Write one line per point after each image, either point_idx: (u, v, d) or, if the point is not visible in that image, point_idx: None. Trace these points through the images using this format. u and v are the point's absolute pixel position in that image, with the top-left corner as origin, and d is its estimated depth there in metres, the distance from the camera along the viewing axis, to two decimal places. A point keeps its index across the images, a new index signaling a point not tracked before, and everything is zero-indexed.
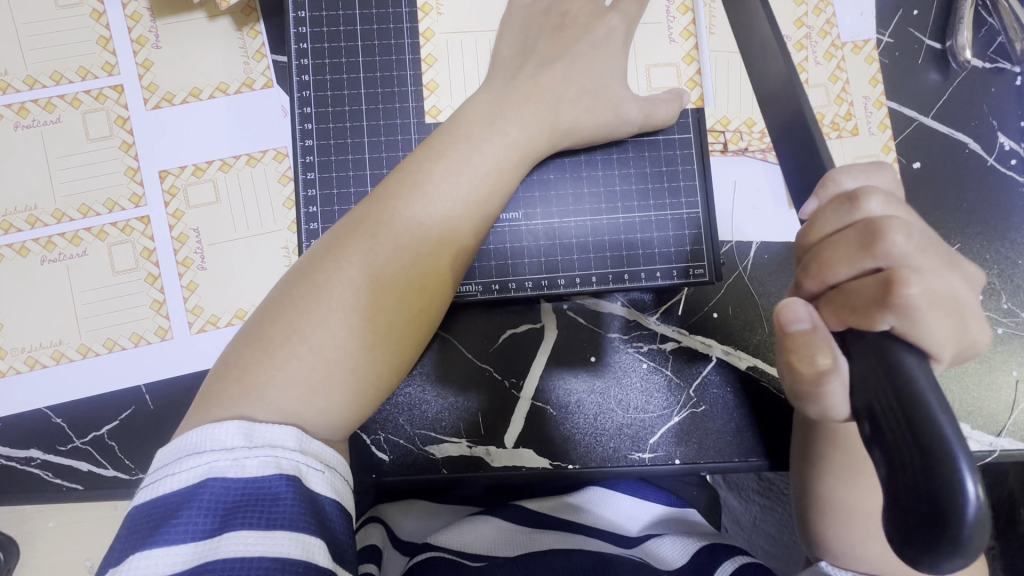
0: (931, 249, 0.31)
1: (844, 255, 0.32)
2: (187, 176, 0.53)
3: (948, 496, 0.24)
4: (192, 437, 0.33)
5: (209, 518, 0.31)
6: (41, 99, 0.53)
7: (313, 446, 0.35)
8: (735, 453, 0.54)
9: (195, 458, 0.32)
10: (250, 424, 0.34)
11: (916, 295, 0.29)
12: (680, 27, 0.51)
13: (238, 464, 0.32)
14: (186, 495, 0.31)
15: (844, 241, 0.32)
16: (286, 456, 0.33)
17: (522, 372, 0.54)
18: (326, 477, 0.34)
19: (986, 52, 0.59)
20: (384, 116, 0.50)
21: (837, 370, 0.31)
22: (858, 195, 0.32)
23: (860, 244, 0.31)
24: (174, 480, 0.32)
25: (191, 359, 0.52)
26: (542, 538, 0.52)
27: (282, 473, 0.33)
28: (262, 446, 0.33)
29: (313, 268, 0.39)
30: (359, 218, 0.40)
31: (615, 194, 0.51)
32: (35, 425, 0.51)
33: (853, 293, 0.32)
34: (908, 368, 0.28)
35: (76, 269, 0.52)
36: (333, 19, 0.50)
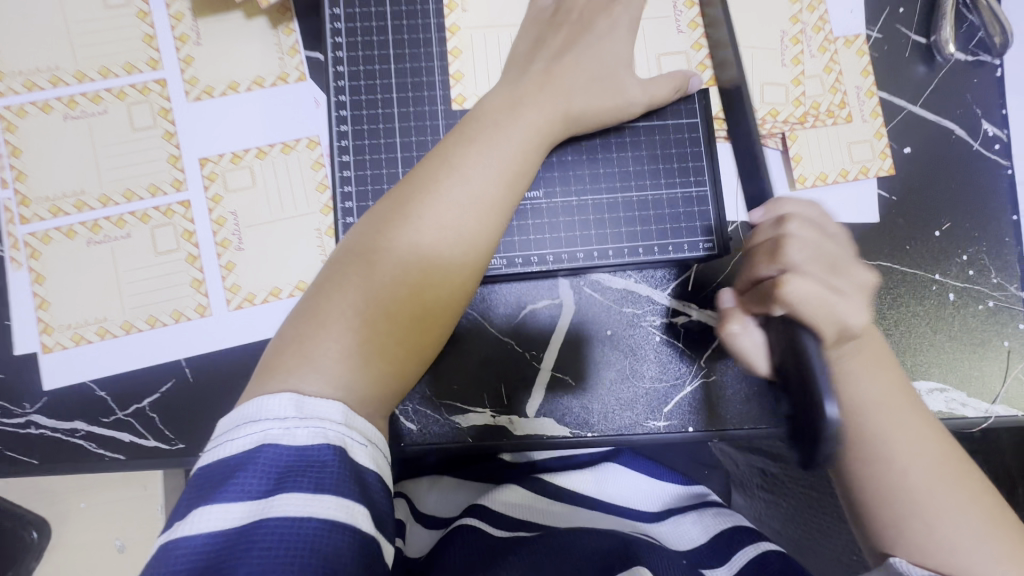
0: (826, 262, 0.43)
1: (762, 257, 0.44)
2: (225, 162, 0.57)
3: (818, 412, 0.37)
4: (248, 407, 0.36)
5: (264, 480, 0.34)
6: (89, 92, 0.56)
7: (357, 422, 0.37)
8: (746, 421, 0.57)
9: (252, 425, 0.35)
10: (300, 398, 0.36)
11: (796, 293, 0.41)
12: (687, 20, 0.57)
13: (290, 433, 0.35)
14: (242, 459, 0.34)
15: (761, 250, 0.45)
16: (332, 428, 0.36)
17: (542, 345, 0.57)
18: (367, 450, 0.37)
19: (968, 46, 0.63)
20: (413, 104, 0.54)
21: (745, 331, 0.48)
22: (781, 220, 0.44)
23: (768, 252, 0.44)
24: (232, 445, 0.35)
25: (228, 335, 0.55)
26: (564, 514, 0.54)
27: (329, 443, 0.35)
28: (312, 417, 0.36)
29: (361, 247, 0.42)
30: (398, 201, 0.43)
31: (629, 174, 0.54)
32: (79, 398, 0.53)
33: (759, 287, 0.45)
34: (800, 337, 0.40)
35: (120, 250, 0.55)
36: (365, 15, 0.54)
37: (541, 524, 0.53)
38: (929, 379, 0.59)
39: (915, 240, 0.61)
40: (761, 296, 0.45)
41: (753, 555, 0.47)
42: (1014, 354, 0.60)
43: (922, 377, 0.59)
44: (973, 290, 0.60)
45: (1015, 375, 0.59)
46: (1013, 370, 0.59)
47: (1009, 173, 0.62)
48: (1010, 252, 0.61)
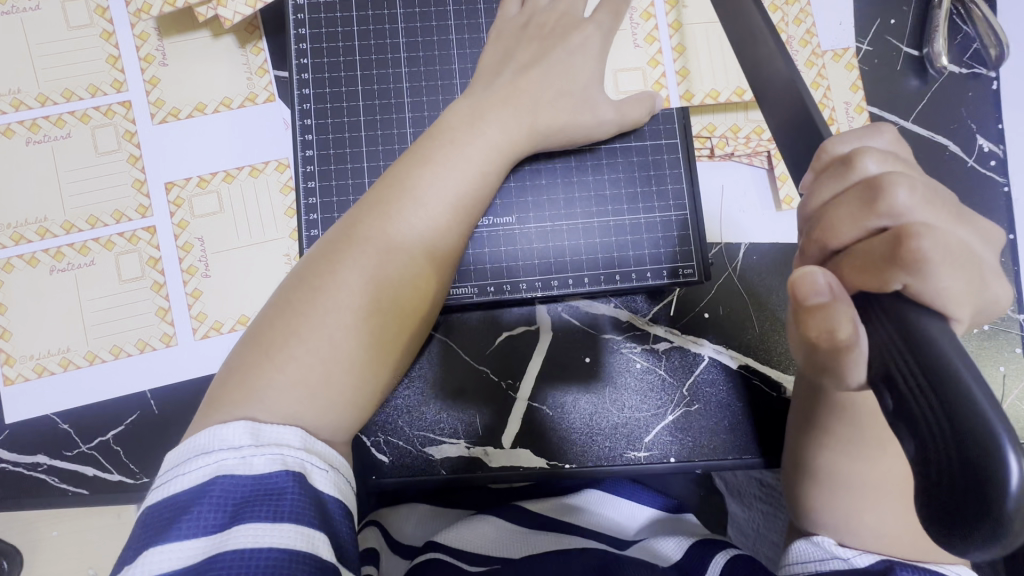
0: (947, 204, 0.30)
1: (846, 216, 0.31)
2: (192, 187, 0.55)
3: (991, 481, 0.22)
4: (200, 438, 0.34)
5: (220, 513, 0.31)
6: (52, 116, 0.55)
7: (316, 445, 0.35)
8: (729, 451, 0.55)
9: (205, 457, 0.33)
10: (256, 425, 0.34)
11: (930, 248, 0.27)
12: (644, 33, 0.55)
13: (246, 462, 0.33)
14: (195, 492, 0.32)
15: (847, 200, 0.31)
16: (291, 454, 0.34)
17: (518, 373, 0.56)
18: (329, 475, 0.35)
19: (962, 58, 0.61)
20: (381, 126, 0.52)
21: (856, 340, 0.29)
22: (853, 156, 0.32)
23: (862, 202, 0.31)
24: (182, 479, 0.32)
25: (195, 364, 0.54)
26: (539, 542, 0.52)
27: (288, 469, 0.33)
28: (269, 444, 0.34)
29: (312, 271, 0.40)
30: (357, 218, 0.42)
31: (605, 198, 0.53)
32: (42, 431, 0.52)
33: (849, 257, 0.31)
34: (925, 331, 0.27)
35: (84, 278, 0.54)
36: (332, 35, 0.53)
37: (515, 553, 0.51)
38: None
39: None
40: (864, 262, 0.30)
41: (724, 564, 0.45)
42: (1011, 379, 0.57)
43: None
44: None
45: (1012, 402, 0.57)
46: (1008, 395, 0.57)
47: (1006, 190, 0.60)
48: (1007, 271, 0.58)
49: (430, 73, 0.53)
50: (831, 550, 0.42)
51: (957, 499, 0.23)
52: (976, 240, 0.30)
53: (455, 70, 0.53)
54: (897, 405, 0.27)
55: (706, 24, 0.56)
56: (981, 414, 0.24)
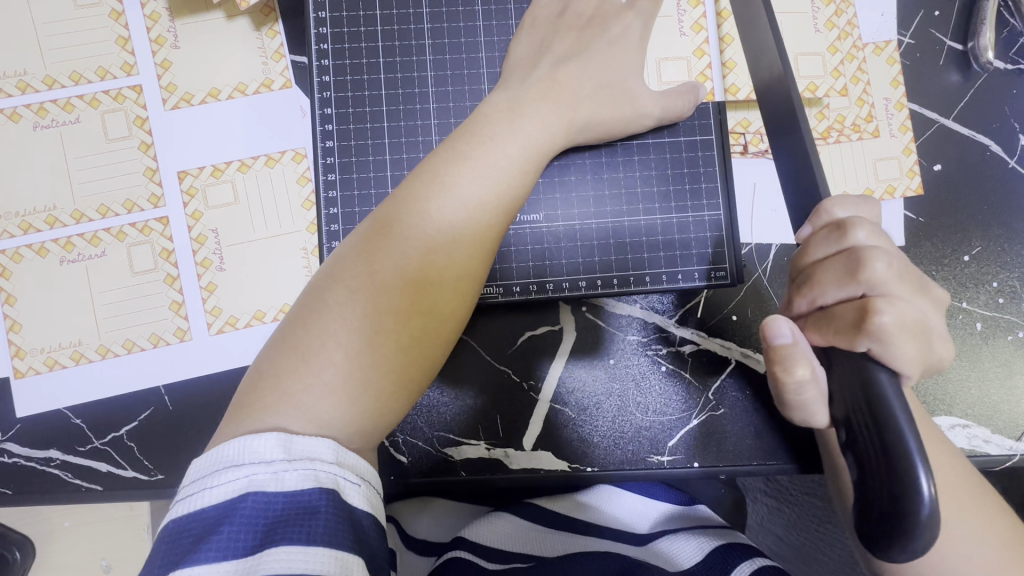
0: (913, 280, 0.35)
1: (832, 279, 0.36)
2: (206, 176, 0.53)
3: (905, 500, 0.28)
4: (229, 448, 0.33)
5: (250, 534, 0.31)
6: (60, 99, 0.53)
7: (349, 458, 0.34)
8: (754, 456, 0.54)
9: (234, 470, 0.32)
10: (288, 436, 0.33)
11: (890, 321, 0.33)
12: (691, 21, 0.53)
13: (278, 479, 0.32)
14: (224, 510, 0.31)
15: (833, 266, 0.36)
16: (324, 469, 0.33)
17: (541, 375, 0.54)
18: (362, 490, 0.34)
19: (1008, 53, 0.58)
20: (404, 117, 0.50)
21: (813, 379, 0.35)
22: (847, 225, 0.35)
23: (847, 270, 0.35)
24: (211, 494, 0.31)
25: (209, 361, 0.52)
26: (559, 540, 0.51)
27: (321, 487, 0.32)
28: (301, 458, 0.32)
29: (344, 270, 0.38)
30: (388, 215, 0.40)
31: (636, 196, 0.51)
32: (54, 425, 0.51)
33: (828, 313, 0.36)
34: (881, 383, 0.32)
35: (95, 269, 0.52)
36: (353, 19, 0.50)
37: (533, 552, 0.50)
38: (952, 414, 0.56)
39: (943, 264, 0.57)
40: (836, 322, 0.35)
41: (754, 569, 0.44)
42: None
43: (944, 412, 0.56)
44: (1001, 320, 0.57)
45: None
46: None
47: None
48: None
49: (456, 62, 0.50)
50: None
51: (886, 515, 0.29)
52: (928, 311, 0.36)
53: (482, 58, 0.51)
54: (849, 442, 0.32)
55: None
56: (908, 450, 0.29)
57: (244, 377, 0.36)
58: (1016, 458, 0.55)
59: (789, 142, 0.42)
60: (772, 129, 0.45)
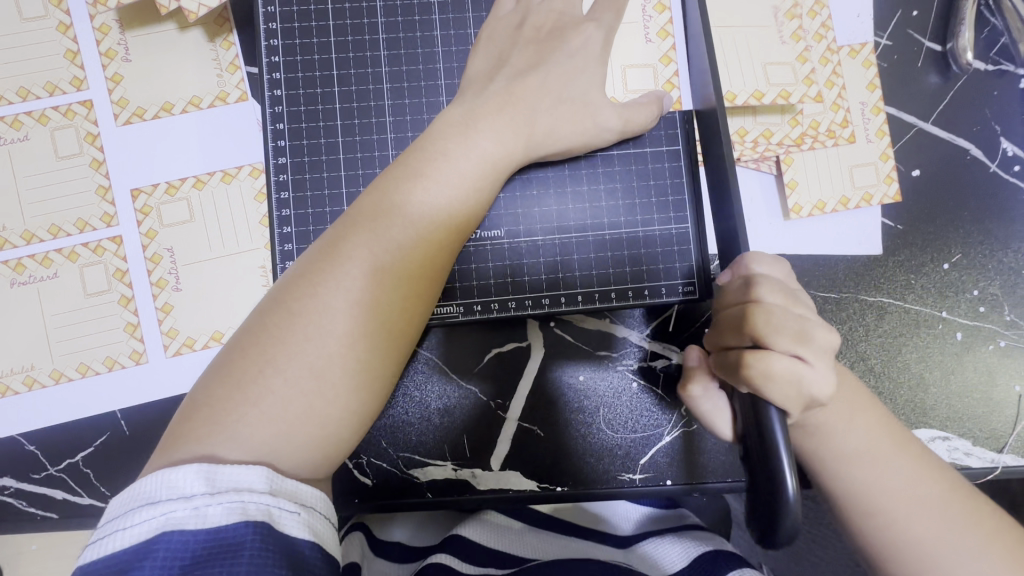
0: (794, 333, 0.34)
1: (729, 328, 0.36)
2: (160, 194, 0.51)
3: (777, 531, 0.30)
4: (147, 485, 0.31)
5: (167, 574, 0.29)
6: (8, 116, 0.51)
7: (284, 485, 0.33)
8: (728, 474, 0.53)
9: (152, 508, 0.31)
10: (211, 468, 0.32)
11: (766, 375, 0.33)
12: (657, 27, 0.51)
13: (199, 514, 0.31)
14: (140, 550, 0.30)
15: (729, 317, 0.36)
16: (253, 500, 0.32)
17: (508, 393, 0.53)
18: (300, 517, 0.33)
19: (988, 54, 0.57)
20: (360, 131, 0.48)
21: (706, 396, 0.41)
22: (754, 282, 0.36)
23: (737, 321, 0.35)
24: (127, 534, 0.30)
25: (167, 384, 0.51)
26: (545, 547, 0.51)
27: (247, 520, 0.31)
28: (226, 491, 0.31)
29: (288, 295, 0.37)
30: (335, 238, 0.38)
31: (601, 210, 0.49)
32: (7, 453, 0.50)
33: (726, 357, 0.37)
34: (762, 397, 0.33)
35: (47, 291, 0.50)
36: (306, 30, 0.49)
37: (516, 558, 0.49)
38: (932, 427, 0.54)
39: (921, 273, 0.55)
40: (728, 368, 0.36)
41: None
42: None
43: (923, 425, 0.54)
44: (983, 328, 0.55)
45: None
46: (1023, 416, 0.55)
47: None
48: None
49: (412, 74, 0.49)
50: None
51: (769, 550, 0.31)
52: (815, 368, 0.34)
53: (441, 70, 0.49)
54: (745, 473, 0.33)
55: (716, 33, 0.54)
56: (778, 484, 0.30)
57: (181, 408, 0.35)
58: (997, 470, 0.54)
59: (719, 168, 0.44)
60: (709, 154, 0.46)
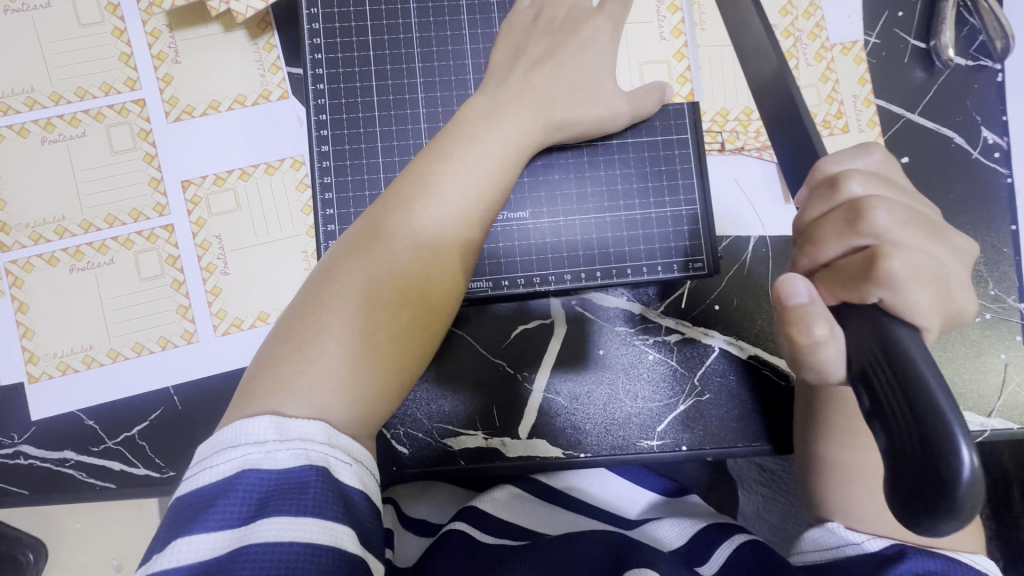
0: (921, 224, 0.35)
1: (833, 232, 0.36)
2: (208, 185, 0.55)
3: (946, 468, 0.28)
4: (227, 433, 0.35)
5: (245, 506, 0.33)
6: (66, 115, 0.55)
7: (340, 440, 0.36)
8: (739, 439, 0.56)
9: (231, 451, 0.35)
10: (280, 419, 0.36)
11: (899, 266, 0.33)
12: (670, 26, 0.56)
13: (270, 457, 0.34)
14: (222, 486, 0.34)
15: (832, 220, 0.36)
16: (315, 448, 0.35)
17: (534, 366, 0.57)
18: (353, 469, 0.36)
19: (968, 50, 0.62)
20: (395, 122, 0.53)
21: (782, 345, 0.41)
22: (839, 179, 0.36)
23: (846, 222, 0.35)
24: (211, 472, 0.34)
25: (216, 361, 0.54)
26: (562, 523, 0.54)
27: (311, 464, 0.34)
28: (293, 439, 0.35)
29: (343, 266, 0.41)
30: (382, 215, 0.43)
31: (617, 193, 0.53)
32: (68, 427, 0.53)
33: (834, 270, 0.36)
34: (903, 343, 0.32)
35: (104, 276, 0.54)
36: (344, 30, 0.53)
37: (530, 532, 0.54)
38: None
39: None
40: (841, 276, 0.35)
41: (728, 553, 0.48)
42: (1012, 367, 0.59)
43: None
44: None
45: (1013, 388, 0.59)
46: (1009, 383, 0.59)
47: (1009, 181, 0.61)
48: (1008, 263, 0.60)
49: (443, 69, 0.53)
50: (846, 536, 0.45)
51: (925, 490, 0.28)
52: (942, 257, 0.35)
53: (469, 65, 0.53)
54: (872, 403, 0.32)
55: (717, 47, 0.57)
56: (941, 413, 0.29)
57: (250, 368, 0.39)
58: (986, 433, 0.58)
59: (791, 136, 0.45)
60: (771, 126, 0.48)
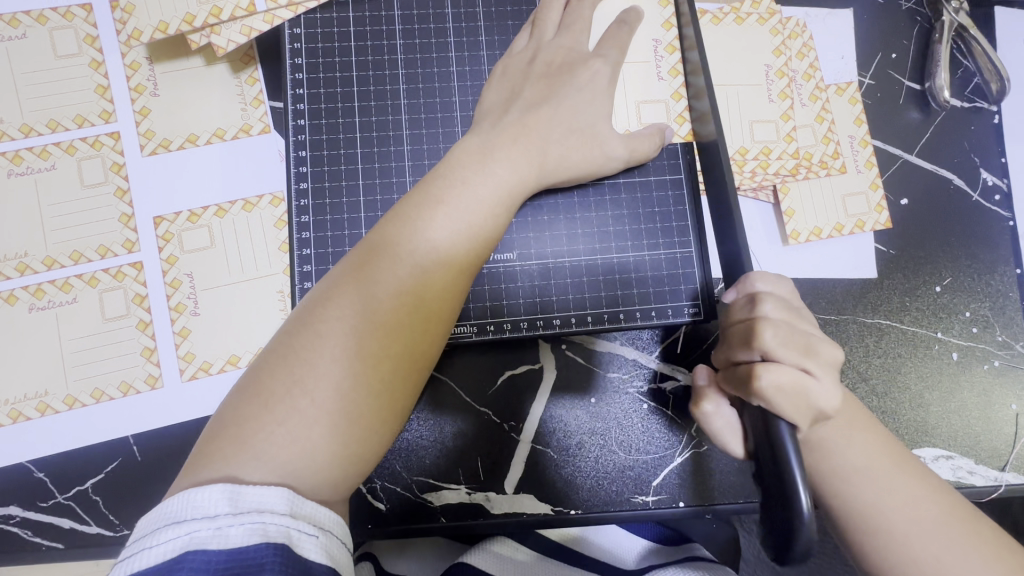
0: (801, 344, 0.38)
1: (738, 342, 0.40)
2: (182, 221, 0.53)
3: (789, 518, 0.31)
4: (173, 505, 0.31)
5: None
6: (36, 147, 0.53)
7: (304, 508, 0.33)
8: (739, 495, 0.53)
9: (176, 527, 0.31)
10: (236, 488, 0.32)
11: (769, 384, 0.37)
12: (668, 66, 0.53)
13: (221, 534, 0.30)
14: (162, 570, 0.30)
15: (737, 333, 0.40)
16: (274, 521, 0.32)
17: (522, 415, 0.53)
18: (319, 541, 0.32)
19: (964, 92, 0.61)
20: (379, 159, 0.51)
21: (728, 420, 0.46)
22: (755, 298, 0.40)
23: (745, 337, 0.39)
24: (152, 553, 0.30)
25: (180, 408, 0.51)
26: None
27: (269, 541, 0.31)
28: (249, 512, 0.31)
29: (315, 315, 0.38)
30: (361, 258, 0.40)
31: (609, 234, 0.51)
32: (17, 480, 0.49)
33: (736, 370, 0.40)
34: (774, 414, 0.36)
35: (65, 316, 0.51)
36: (329, 65, 0.51)
37: None
38: (936, 446, 0.56)
39: (915, 295, 0.58)
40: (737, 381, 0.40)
41: None
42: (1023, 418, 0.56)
43: (927, 444, 0.56)
44: (977, 349, 0.57)
45: None
46: (1021, 434, 0.56)
47: (1010, 225, 0.59)
48: (1015, 308, 0.58)
49: (430, 106, 0.52)
50: None
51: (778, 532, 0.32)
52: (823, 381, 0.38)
53: (456, 102, 0.52)
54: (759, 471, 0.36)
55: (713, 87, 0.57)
56: (796, 486, 0.32)
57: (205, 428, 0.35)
58: (1000, 489, 0.55)
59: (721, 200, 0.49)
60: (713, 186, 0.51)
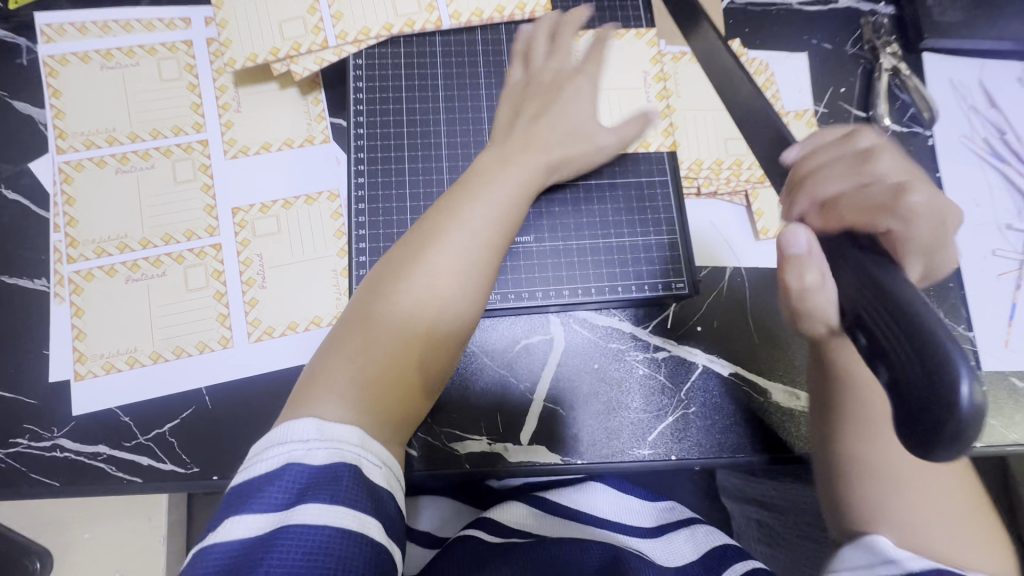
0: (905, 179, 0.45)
1: (843, 167, 0.42)
2: (255, 212, 0.64)
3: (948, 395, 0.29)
4: (277, 431, 0.41)
5: (286, 495, 0.37)
6: (139, 151, 0.64)
7: (372, 444, 0.41)
8: (724, 451, 0.61)
9: (279, 446, 0.40)
10: (323, 421, 0.40)
11: (919, 198, 0.41)
12: (655, 92, 0.67)
13: (311, 453, 0.39)
14: (269, 476, 0.38)
15: (840, 161, 0.42)
16: (349, 449, 0.40)
17: (536, 377, 0.62)
18: (382, 471, 0.41)
19: (903, 119, 0.73)
20: (422, 161, 0.63)
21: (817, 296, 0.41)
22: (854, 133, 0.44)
23: (852, 162, 0.42)
24: (263, 465, 0.39)
25: (245, 365, 0.60)
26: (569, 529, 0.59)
27: (347, 462, 0.39)
28: (331, 439, 0.40)
29: (381, 286, 0.48)
30: (415, 241, 0.50)
31: (609, 222, 0.63)
32: (105, 423, 0.58)
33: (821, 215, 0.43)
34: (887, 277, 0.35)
35: (155, 287, 0.61)
36: (383, 88, 0.64)
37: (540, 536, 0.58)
38: None
39: None
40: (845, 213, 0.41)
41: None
42: None
43: None
44: None
45: None
46: None
47: None
48: (955, 296, 0.68)
49: (464, 120, 0.64)
50: None
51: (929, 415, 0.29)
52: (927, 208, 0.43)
53: (484, 118, 0.64)
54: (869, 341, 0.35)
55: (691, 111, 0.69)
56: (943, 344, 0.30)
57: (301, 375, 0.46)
58: (952, 450, 0.63)
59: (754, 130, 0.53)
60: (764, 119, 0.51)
